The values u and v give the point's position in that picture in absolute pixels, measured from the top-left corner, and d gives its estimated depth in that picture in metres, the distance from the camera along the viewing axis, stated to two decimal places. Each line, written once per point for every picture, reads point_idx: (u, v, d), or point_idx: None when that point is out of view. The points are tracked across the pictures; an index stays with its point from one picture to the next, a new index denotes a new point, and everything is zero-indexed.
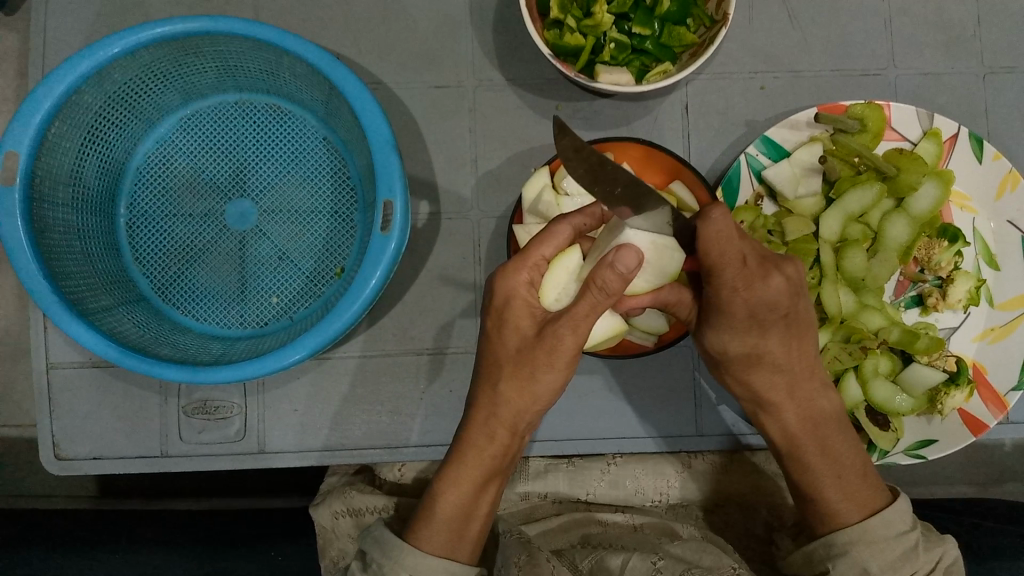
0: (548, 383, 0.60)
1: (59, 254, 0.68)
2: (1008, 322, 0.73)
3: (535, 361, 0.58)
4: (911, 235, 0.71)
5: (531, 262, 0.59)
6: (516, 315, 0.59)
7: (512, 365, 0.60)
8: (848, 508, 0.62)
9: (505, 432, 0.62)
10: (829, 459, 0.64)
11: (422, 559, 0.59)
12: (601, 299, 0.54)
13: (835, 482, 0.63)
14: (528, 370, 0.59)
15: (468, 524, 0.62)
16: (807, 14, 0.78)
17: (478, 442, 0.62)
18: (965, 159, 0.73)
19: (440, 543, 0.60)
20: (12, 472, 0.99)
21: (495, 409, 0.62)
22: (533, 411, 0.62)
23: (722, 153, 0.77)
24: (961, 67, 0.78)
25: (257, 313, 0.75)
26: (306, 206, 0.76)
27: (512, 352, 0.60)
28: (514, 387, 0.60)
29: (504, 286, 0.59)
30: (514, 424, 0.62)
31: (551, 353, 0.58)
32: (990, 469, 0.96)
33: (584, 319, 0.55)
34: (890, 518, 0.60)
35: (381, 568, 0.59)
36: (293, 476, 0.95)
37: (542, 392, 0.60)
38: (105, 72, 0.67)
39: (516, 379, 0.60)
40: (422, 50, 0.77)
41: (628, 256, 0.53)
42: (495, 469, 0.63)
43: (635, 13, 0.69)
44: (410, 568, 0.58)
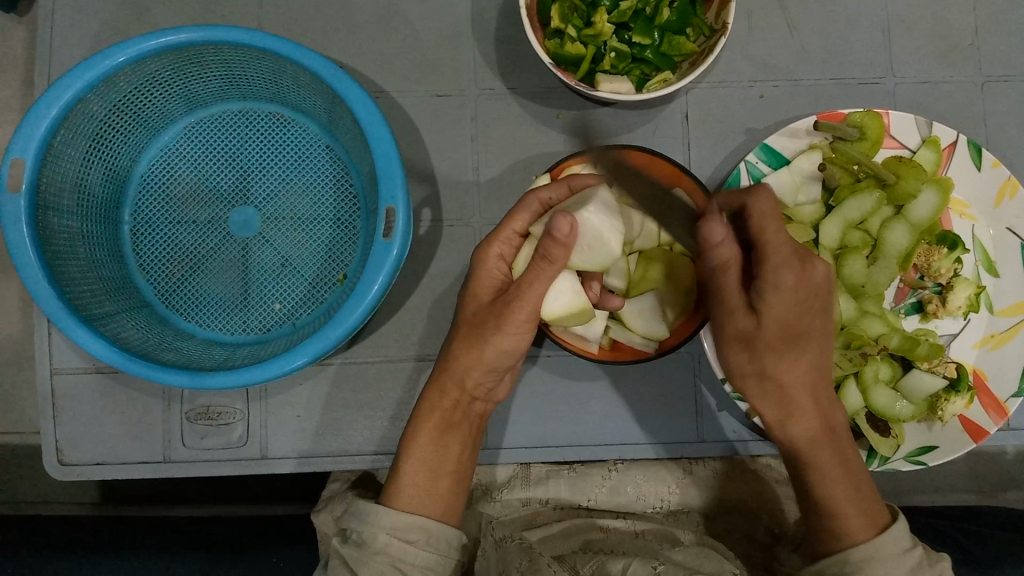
0: (502, 347, 0.61)
1: (64, 260, 0.68)
2: (1008, 329, 0.73)
3: (485, 326, 0.61)
4: (910, 242, 0.72)
5: (503, 236, 0.62)
6: (482, 284, 0.63)
7: (467, 326, 0.63)
8: (863, 524, 0.59)
9: (456, 387, 0.64)
10: (844, 467, 0.61)
11: (394, 517, 0.59)
12: (545, 267, 0.56)
13: (850, 490, 0.60)
14: (477, 334, 0.62)
15: (436, 482, 0.62)
16: (806, 24, 0.78)
17: (430, 400, 0.64)
18: (964, 167, 0.73)
19: (411, 499, 0.61)
20: (15, 479, 0.99)
21: (447, 366, 0.64)
22: (485, 370, 0.63)
23: (722, 161, 0.77)
24: (960, 75, 0.78)
25: (260, 319, 0.75)
26: (309, 214, 0.77)
27: (469, 315, 0.63)
28: (464, 348, 0.63)
29: (477, 256, 0.63)
30: (464, 381, 0.63)
31: (499, 321, 0.60)
32: (995, 477, 0.96)
33: (530, 289, 0.57)
34: (899, 533, 0.58)
35: (360, 535, 0.58)
36: (295, 483, 0.95)
37: (492, 356, 0.62)
38: (111, 81, 0.68)
39: (467, 339, 0.63)
40: (423, 58, 0.78)
41: (562, 223, 0.53)
42: (450, 425, 0.64)
43: (635, 22, 0.70)
44: (387, 528, 0.58)
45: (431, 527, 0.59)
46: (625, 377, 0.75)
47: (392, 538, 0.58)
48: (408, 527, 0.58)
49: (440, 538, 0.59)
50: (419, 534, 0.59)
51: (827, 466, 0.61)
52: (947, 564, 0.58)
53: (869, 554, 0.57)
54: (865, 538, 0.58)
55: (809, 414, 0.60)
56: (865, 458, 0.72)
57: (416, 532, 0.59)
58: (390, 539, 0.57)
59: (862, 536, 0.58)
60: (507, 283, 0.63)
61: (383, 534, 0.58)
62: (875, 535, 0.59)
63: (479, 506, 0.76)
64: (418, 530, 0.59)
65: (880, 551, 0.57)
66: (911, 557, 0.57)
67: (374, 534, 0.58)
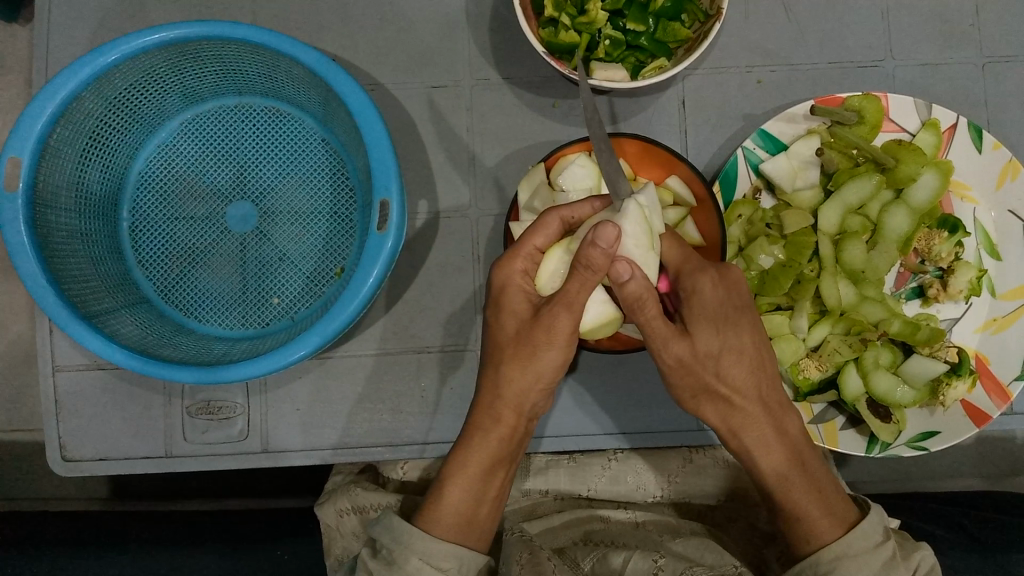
0: (553, 362, 0.60)
1: (62, 258, 0.69)
2: (1010, 312, 0.73)
3: (533, 343, 0.59)
4: (911, 226, 0.71)
5: (525, 253, 0.61)
6: (512, 301, 0.61)
7: (512, 348, 0.61)
8: (828, 524, 0.59)
9: (511, 412, 0.62)
10: (807, 475, 0.61)
11: (430, 541, 0.57)
12: (587, 278, 0.54)
13: (812, 494, 0.60)
14: (527, 349, 0.60)
15: (478, 509, 0.61)
16: (803, 7, 0.78)
17: (483, 428, 0.62)
18: (964, 149, 0.72)
19: (449, 527, 0.59)
20: (26, 476, 1.00)
21: (498, 390, 0.62)
22: (537, 390, 0.62)
23: (719, 148, 0.77)
24: (960, 57, 0.78)
25: (259, 314, 0.76)
26: (306, 207, 0.77)
27: (511, 335, 0.61)
28: (517, 369, 0.61)
29: (501, 275, 0.61)
30: (519, 405, 0.62)
31: (548, 334, 0.58)
32: (1003, 462, 0.95)
33: (576, 300, 0.56)
34: (867, 529, 0.58)
35: (391, 553, 0.57)
36: (301, 476, 0.96)
37: (544, 369, 0.61)
38: (105, 78, 0.68)
39: (517, 360, 0.61)
40: (418, 51, 0.78)
41: (606, 232, 0.53)
42: (500, 454, 0.62)
43: (629, 9, 0.69)
44: (420, 552, 0.57)
45: (464, 556, 0.58)
46: (623, 367, 0.75)
47: (424, 563, 0.57)
48: (442, 556, 0.57)
49: (471, 565, 0.58)
50: (452, 562, 0.58)
51: (788, 478, 0.61)
52: (924, 554, 0.58)
53: (838, 552, 0.58)
54: (831, 538, 0.59)
55: (756, 424, 0.61)
56: (867, 444, 0.72)
57: (449, 560, 0.58)
58: (423, 566, 0.57)
59: (828, 537, 0.59)
60: (539, 301, 0.61)
61: (416, 560, 0.57)
62: (844, 532, 0.59)
63: None
64: (452, 558, 0.58)
65: (850, 548, 0.58)
66: (883, 551, 0.57)
67: (406, 557, 0.57)
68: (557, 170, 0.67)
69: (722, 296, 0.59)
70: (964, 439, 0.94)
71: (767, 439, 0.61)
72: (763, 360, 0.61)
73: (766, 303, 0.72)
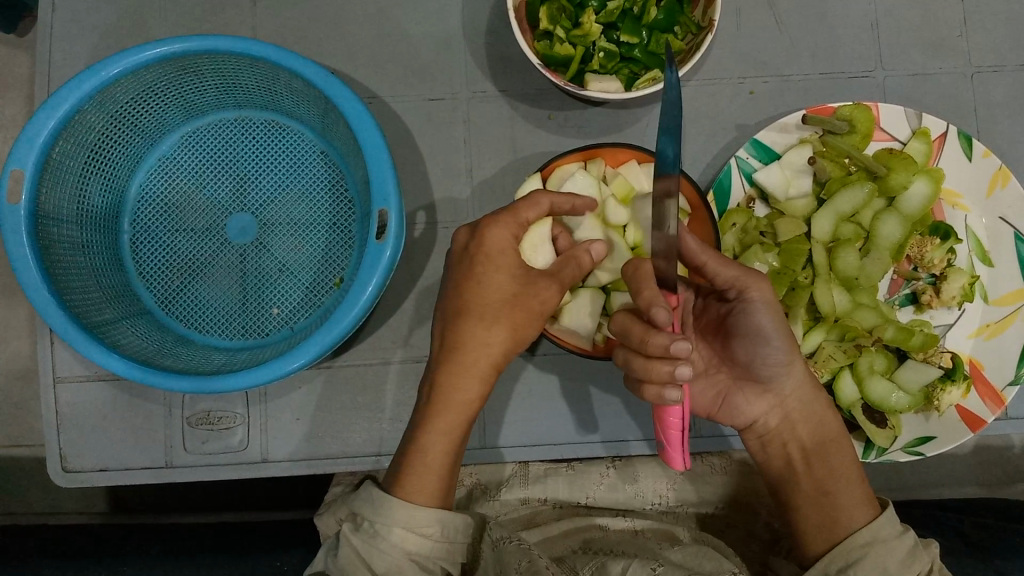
0: (537, 329, 0.62)
1: (64, 270, 0.69)
2: (1003, 317, 0.73)
3: (525, 308, 0.60)
4: (903, 233, 0.72)
5: (519, 220, 0.61)
6: (506, 261, 0.61)
7: (504, 308, 0.60)
8: (863, 507, 0.61)
9: (490, 371, 0.61)
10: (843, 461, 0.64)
11: (412, 510, 0.58)
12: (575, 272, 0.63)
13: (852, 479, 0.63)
14: (522, 315, 0.60)
15: (450, 471, 0.61)
16: (793, 20, 0.79)
17: (462, 388, 0.60)
18: (954, 157, 0.73)
19: (429, 492, 0.59)
20: (25, 491, 1.00)
21: (485, 350, 0.60)
22: (518, 350, 0.62)
23: (713, 158, 0.78)
24: (948, 67, 0.79)
25: (259, 325, 0.76)
26: (305, 219, 0.78)
27: (504, 296, 0.60)
28: (506, 329, 0.60)
29: (495, 237, 0.60)
30: (499, 364, 0.61)
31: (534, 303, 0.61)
32: (1000, 469, 0.95)
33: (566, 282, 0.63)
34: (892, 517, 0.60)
35: (372, 526, 0.58)
36: (300, 488, 0.96)
37: (530, 335, 0.61)
38: (107, 92, 0.69)
39: (511, 320, 0.60)
40: (416, 64, 0.79)
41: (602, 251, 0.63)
42: (471, 415, 0.62)
43: (622, 22, 0.70)
44: (403, 522, 0.58)
45: (446, 519, 0.59)
46: (621, 374, 0.76)
47: (405, 531, 0.58)
48: (425, 522, 0.58)
49: (454, 527, 0.59)
50: (435, 527, 0.58)
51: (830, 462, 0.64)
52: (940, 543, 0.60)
53: (869, 538, 0.59)
54: (865, 519, 0.61)
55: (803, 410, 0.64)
56: (863, 449, 0.72)
57: (431, 525, 0.58)
58: (407, 534, 0.57)
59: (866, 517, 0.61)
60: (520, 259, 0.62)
61: (398, 529, 0.58)
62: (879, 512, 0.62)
63: (479, 505, 0.76)
64: (433, 524, 0.58)
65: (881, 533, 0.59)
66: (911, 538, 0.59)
67: (388, 528, 0.58)
68: (554, 180, 0.68)
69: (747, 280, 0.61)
70: (962, 445, 0.94)
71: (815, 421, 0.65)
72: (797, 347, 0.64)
73: None
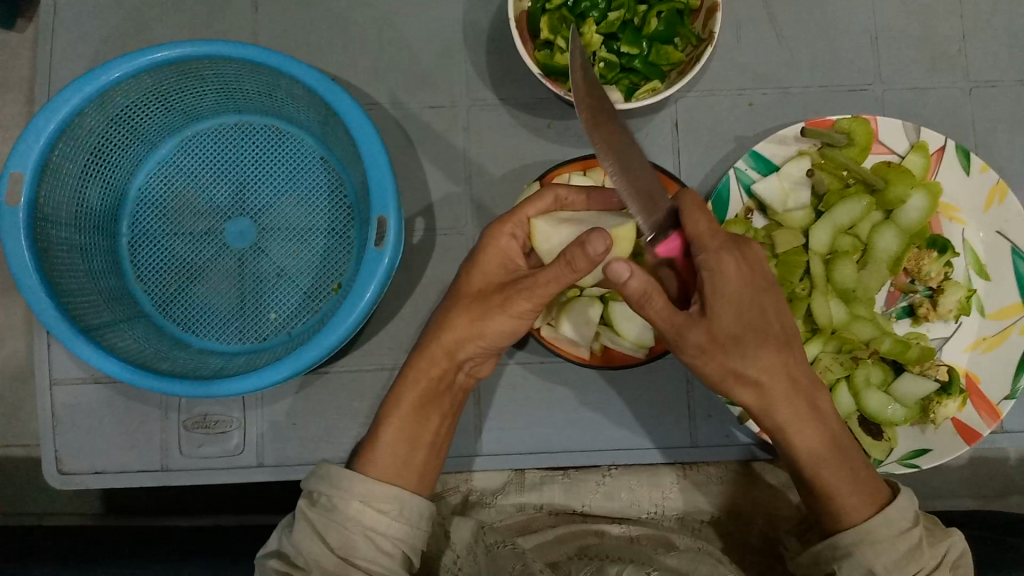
0: (500, 328, 0.62)
1: (62, 272, 0.69)
2: (1000, 331, 0.74)
3: (490, 304, 0.61)
4: (900, 246, 0.72)
5: (517, 218, 0.64)
6: (489, 260, 0.63)
7: (469, 301, 0.63)
8: (858, 502, 0.60)
9: (446, 357, 0.64)
10: (839, 455, 0.61)
11: (368, 483, 0.58)
12: (564, 273, 0.56)
13: (844, 472, 0.60)
14: (479, 308, 0.62)
15: (414, 451, 0.63)
16: (793, 33, 0.79)
17: (420, 368, 0.64)
18: (952, 171, 0.74)
19: (385, 470, 0.61)
20: (18, 491, 1.00)
21: (439, 335, 0.63)
22: (479, 348, 0.63)
23: (712, 168, 0.78)
24: (946, 81, 0.79)
25: (256, 329, 0.76)
26: (304, 224, 0.78)
27: (472, 290, 0.63)
28: (464, 318, 0.62)
29: (489, 238, 0.63)
30: (454, 351, 0.63)
31: (505, 301, 0.60)
32: (996, 482, 0.95)
33: (544, 287, 0.58)
34: (892, 516, 0.58)
35: (329, 501, 0.58)
36: (295, 493, 0.96)
37: (490, 331, 0.62)
38: (108, 96, 0.69)
39: (468, 312, 0.62)
40: (416, 72, 0.79)
41: (597, 240, 0.53)
42: (431, 397, 0.64)
43: (623, 32, 0.70)
44: (360, 495, 0.58)
45: (405, 498, 0.59)
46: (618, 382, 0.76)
47: (363, 505, 0.58)
48: (382, 497, 0.58)
49: (412, 509, 0.59)
50: (392, 504, 0.58)
51: (822, 459, 0.61)
52: (954, 539, 0.58)
53: (855, 539, 0.58)
54: (863, 516, 0.59)
55: (790, 404, 0.60)
56: None
57: (389, 501, 0.58)
58: (365, 508, 0.57)
59: (857, 516, 0.59)
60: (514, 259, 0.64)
61: (355, 502, 0.58)
62: (874, 511, 0.59)
63: (473, 513, 0.76)
64: (390, 499, 0.58)
65: (870, 534, 0.58)
66: (907, 539, 0.57)
67: (345, 501, 0.58)
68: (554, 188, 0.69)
69: (746, 274, 0.58)
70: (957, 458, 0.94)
71: (802, 418, 0.61)
72: (788, 339, 0.61)
73: None
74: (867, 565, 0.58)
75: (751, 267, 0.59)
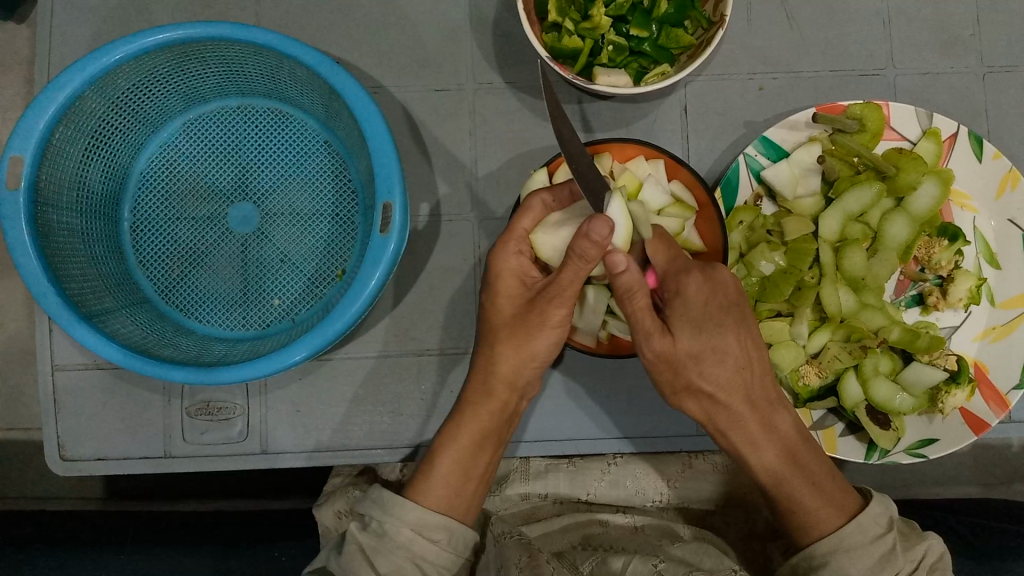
0: (548, 344, 0.63)
1: (64, 257, 0.69)
2: (1009, 321, 0.73)
3: (529, 326, 0.62)
4: (910, 234, 0.71)
5: (516, 236, 0.63)
6: (506, 284, 0.64)
7: (507, 329, 0.64)
8: (825, 515, 0.60)
9: (503, 387, 0.65)
10: (800, 469, 0.61)
11: (422, 513, 0.60)
12: (581, 267, 0.56)
13: (806, 486, 0.61)
14: (522, 332, 0.63)
15: (466, 483, 0.63)
16: (805, 15, 0.78)
17: (477, 402, 0.65)
18: (965, 158, 0.73)
19: (439, 498, 0.62)
20: (21, 475, 1.00)
21: (491, 367, 0.64)
22: (532, 367, 0.64)
23: (721, 154, 0.77)
24: (960, 66, 0.78)
25: (259, 316, 0.76)
26: (307, 209, 0.77)
27: (506, 318, 0.64)
28: (510, 347, 0.63)
29: (499, 263, 0.63)
30: (512, 380, 0.65)
31: (542, 319, 0.61)
32: (1000, 470, 0.95)
33: (568, 287, 0.58)
34: (865, 522, 0.59)
35: (381, 526, 0.59)
36: (299, 478, 0.96)
37: (539, 350, 0.63)
38: (109, 78, 0.68)
39: (512, 339, 0.63)
40: (422, 55, 0.78)
41: (601, 225, 0.53)
42: (490, 428, 0.65)
43: (632, 15, 0.69)
44: (412, 523, 0.59)
45: (454, 528, 0.61)
46: (625, 372, 0.75)
47: (416, 535, 0.59)
48: (434, 527, 0.60)
49: (459, 539, 0.61)
50: (443, 534, 0.60)
51: (780, 474, 0.62)
52: (932, 543, 0.58)
53: (831, 547, 0.59)
54: (830, 529, 0.60)
55: (742, 423, 0.61)
56: (865, 451, 0.73)
57: (439, 531, 0.60)
58: (416, 537, 0.59)
59: (827, 527, 0.60)
60: (529, 278, 0.64)
61: (408, 530, 0.59)
62: (845, 521, 0.60)
63: (481, 501, 0.77)
64: (442, 530, 0.60)
65: (845, 541, 0.59)
66: (883, 544, 0.58)
67: (397, 528, 0.59)
68: (559, 175, 0.67)
69: (706, 293, 0.60)
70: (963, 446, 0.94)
71: (756, 435, 0.61)
72: (749, 361, 0.61)
73: (767, 310, 0.72)
74: (844, 572, 0.58)
75: (714, 289, 0.60)
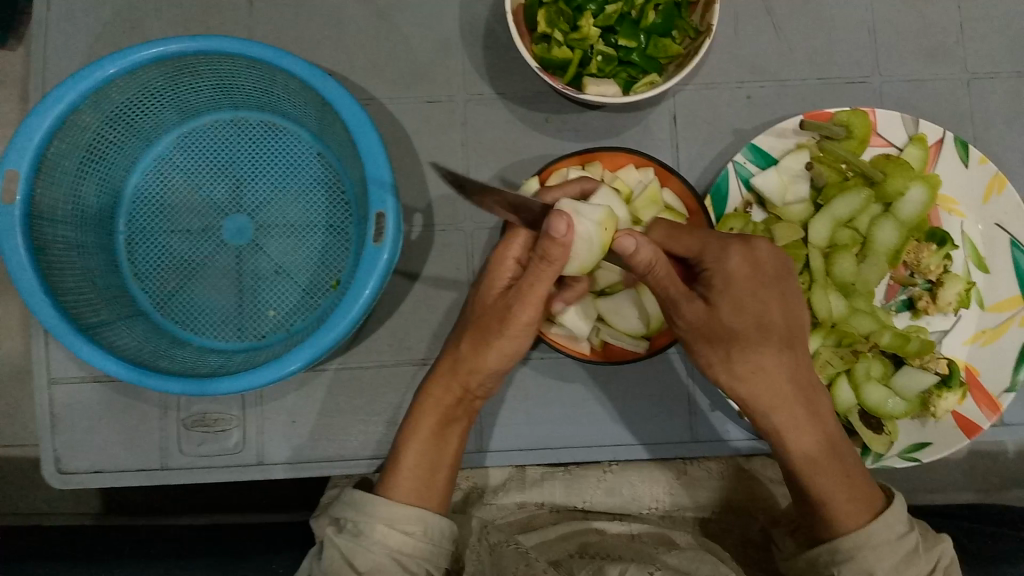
0: (498, 354, 0.63)
1: (59, 270, 0.69)
2: (999, 324, 0.73)
3: (489, 327, 0.63)
4: (899, 239, 0.72)
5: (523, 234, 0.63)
6: (492, 281, 0.64)
7: (473, 327, 0.65)
8: (851, 510, 0.60)
9: (460, 386, 0.65)
10: (831, 460, 0.61)
11: (391, 506, 0.60)
12: (542, 268, 0.57)
13: (836, 478, 0.60)
14: (484, 334, 0.64)
15: (433, 475, 0.64)
16: (791, 25, 0.79)
17: (434, 395, 0.66)
18: (950, 163, 0.74)
19: (406, 490, 0.62)
20: (16, 491, 0.99)
21: (456, 365, 0.65)
22: (488, 376, 0.65)
23: (710, 161, 0.78)
24: (945, 73, 0.79)
25: (254, 327, 0.76)
26: (301, 220, 0.78)
27: (478, 315, 0.65)
28: (471, 345, 0.64)
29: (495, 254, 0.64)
30: (468, 383, 0.65)
31: (501, 322, 0.62)
32: (996, 476, 0.95)
33: (531, 290, 0.60)
34: (889, 520, 0.59)
35: (356, 526, 0.59)
36: (295, 489, 0.96)
37: (495, 358, 0.64)
38: (104, 92, 0.69)
39: (476, 339, 0.64)
40: (413, 67, 0.79)
41: (559, 222, 0.53)
42: (449, 419, 0.66)
43: (620, 25, 0.70)
44: (384, 519, 0.59)
45: (429, 520, 0.60)
46: (619, 378, 0.76)
47: (390, 529, 0.59)
48: (407, 519, 0.60)
49: (434, 530, 0.61)
50: (417, 526, 0.60)
51: (815, 465, 0.61)
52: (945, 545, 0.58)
53: (858, 542, 0.58)
54: (856, 523, 0.59)
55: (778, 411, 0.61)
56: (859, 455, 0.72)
57: (414, 523, 0.60)
58: (389, 531, 0.59)
59: (849, 525, 0.60)
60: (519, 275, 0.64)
61: (381, 525, 0.59)
62: (870, 515, 0.60)
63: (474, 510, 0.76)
64: (416, 521, 0.60)
65: (872, 538, 0.58)
66: (905, 542, 0.58)
67: (371, 525, 0.59)
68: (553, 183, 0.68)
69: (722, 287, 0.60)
70: (958, 452, 0.94)
71: (797, 424, 0.61)
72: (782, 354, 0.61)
73: None
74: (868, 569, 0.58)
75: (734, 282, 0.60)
